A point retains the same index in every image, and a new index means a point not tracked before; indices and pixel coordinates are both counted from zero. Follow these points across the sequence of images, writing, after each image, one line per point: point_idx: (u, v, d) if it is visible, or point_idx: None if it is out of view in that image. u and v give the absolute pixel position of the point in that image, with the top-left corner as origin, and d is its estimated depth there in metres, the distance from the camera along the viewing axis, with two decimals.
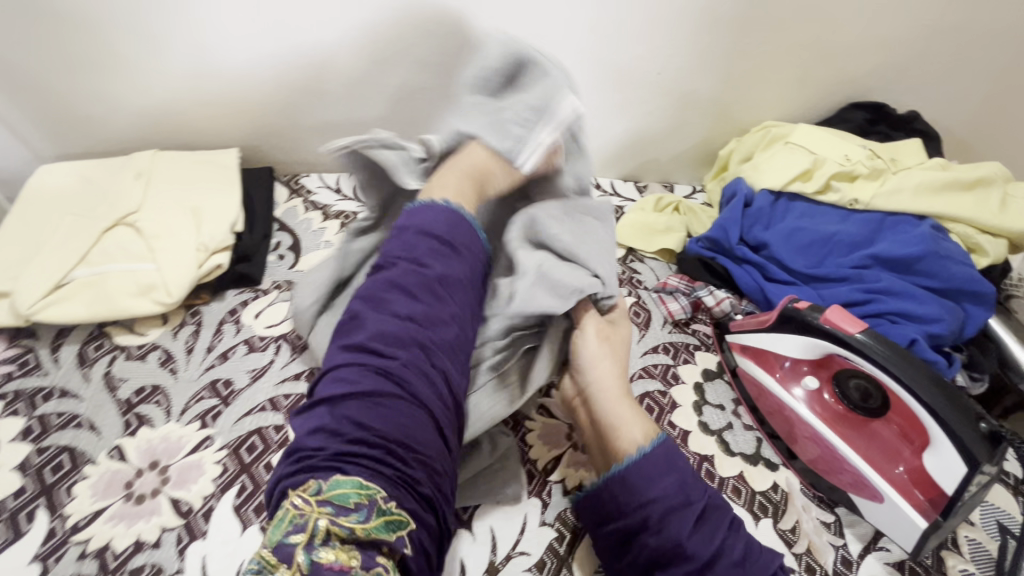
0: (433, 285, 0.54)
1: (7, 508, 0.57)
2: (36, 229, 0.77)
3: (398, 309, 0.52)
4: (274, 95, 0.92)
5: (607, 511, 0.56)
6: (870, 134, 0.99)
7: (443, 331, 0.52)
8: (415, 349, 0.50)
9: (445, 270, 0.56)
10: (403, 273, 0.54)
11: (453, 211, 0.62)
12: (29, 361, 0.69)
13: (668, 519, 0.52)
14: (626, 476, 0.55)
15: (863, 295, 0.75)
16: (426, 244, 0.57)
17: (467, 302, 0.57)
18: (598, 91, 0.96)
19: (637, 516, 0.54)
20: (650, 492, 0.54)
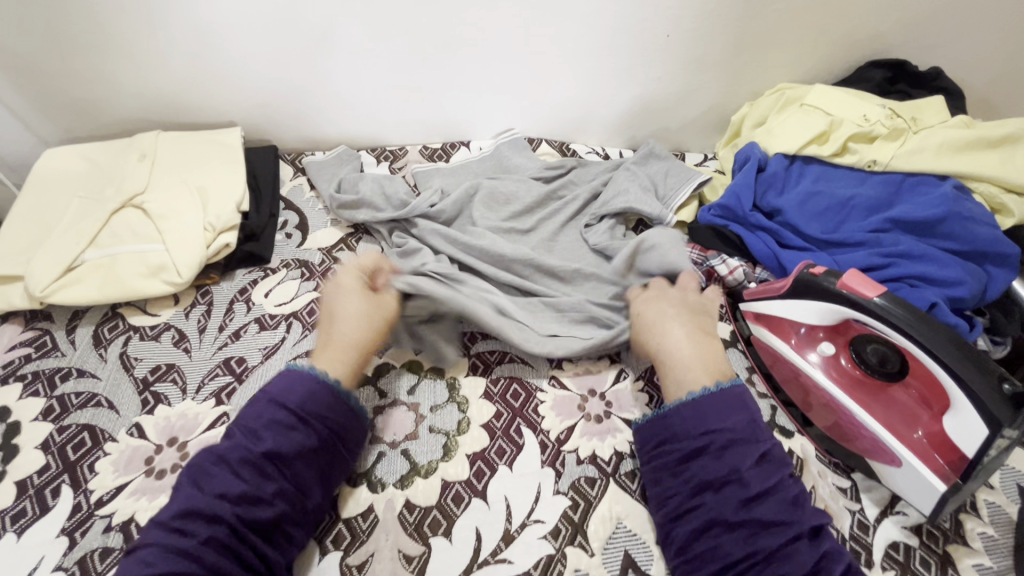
0: (264, 461, 0.52)
1: (32, 484, 0.58)
2: (42, 214, 0.77)
3: (218, 486, 0.50)
4: (273, 72, 0.90)
5: (670, 433, 0.57)
6: (890, 93, 0.95)
7: (263, 511, 0.50)
8: (224, 527, 0.48)
9: (279, 447, 0.53)
10: (232, 448, 0.52)
11: (313, 378, 0.58)
12: (46, 343, 0.70)
13: (734, 449, 0.53)
14: (701, 404, 0.56)
15: (882, 259, 0.73)
16: (269, 416, 0.55)
17: (308, 479, 0.54)
18: (603, 58, 0.93)
19: (700, 440, 0.55)
20: (722, 423, 0.55)
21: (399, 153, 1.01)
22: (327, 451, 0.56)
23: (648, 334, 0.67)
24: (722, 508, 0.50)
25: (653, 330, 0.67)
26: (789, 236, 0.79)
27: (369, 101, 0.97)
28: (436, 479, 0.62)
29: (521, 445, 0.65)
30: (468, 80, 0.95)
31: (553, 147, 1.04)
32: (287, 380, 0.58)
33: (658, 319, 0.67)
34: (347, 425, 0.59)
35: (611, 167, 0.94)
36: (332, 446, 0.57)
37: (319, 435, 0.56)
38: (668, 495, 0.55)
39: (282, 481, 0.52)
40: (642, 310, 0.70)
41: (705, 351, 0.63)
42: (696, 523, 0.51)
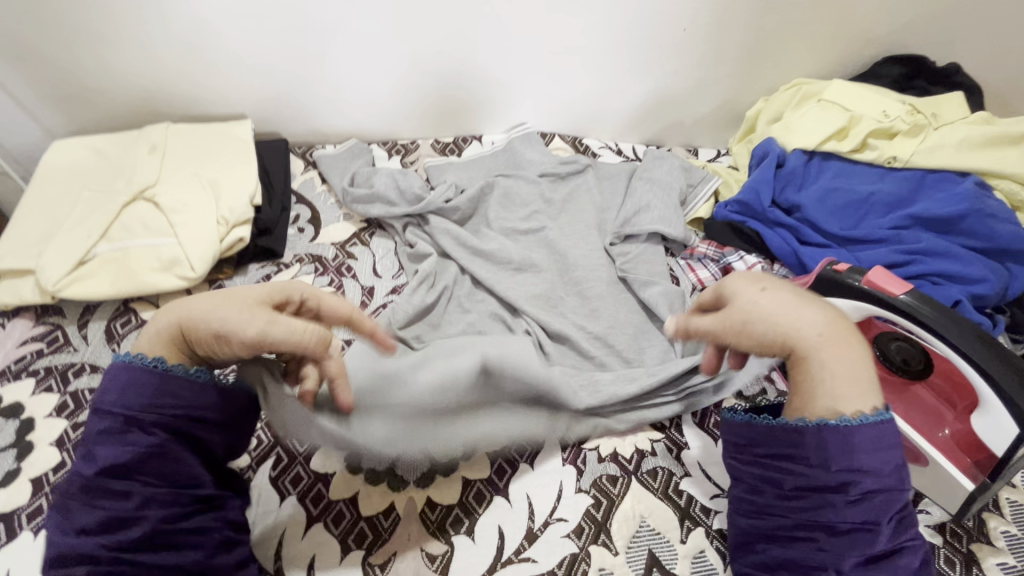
0: (109, 480, 0.44)
1: (48, 482, 0.57)
2: (51, 207, 0.76)
3: (74, 522, 0.43)
4: (283, 65, 0.88)
5: (798, 451, 0.45)
6: (907, 89, 0.94)
7: (134, 530, 0.43)
8: (93, 563, 0.42)
9: (118, 458, 0.44)
10: (74, 475, 0.44)
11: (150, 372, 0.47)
12: (58, 338, 0.69)
13: (876, 497, 0.42)
14: (852, 439, 0.43)
15: (903, 256, 0.72)
16: (98, 425, 0.45)
17: (184, 458, 0.47)
18: (620, 52, 0.92)
19: (837, 478, 0.43)
20: (871, 463, 0.43)
21: (410, 147, 0.99)
22: (185, 434, 0.47)
23: (768, 320, 0.48)
24: (840, 558, 0.42)
25: (790, 321, 0.47)
26: (808, 233, 0.78)
27: (380, 93, 0.95)
28: (457, 477, 0.61)
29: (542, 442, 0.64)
30: (481, 73, 0.94)
31: (566, 142, 1.03)
32: (111, 379, 0.47)
33: (790, 303, 0.48)
34: (208, 406, 0.48)
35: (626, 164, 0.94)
36: (189, 428, 0.47)
37: (169, 418, 0.46)
38: (768, 512, 0.46)
39: (143, 489, 0.44)
40: (766, 287, 0.50)
41: (854, 358, 0.46)
42: (795, 555, 0.44)
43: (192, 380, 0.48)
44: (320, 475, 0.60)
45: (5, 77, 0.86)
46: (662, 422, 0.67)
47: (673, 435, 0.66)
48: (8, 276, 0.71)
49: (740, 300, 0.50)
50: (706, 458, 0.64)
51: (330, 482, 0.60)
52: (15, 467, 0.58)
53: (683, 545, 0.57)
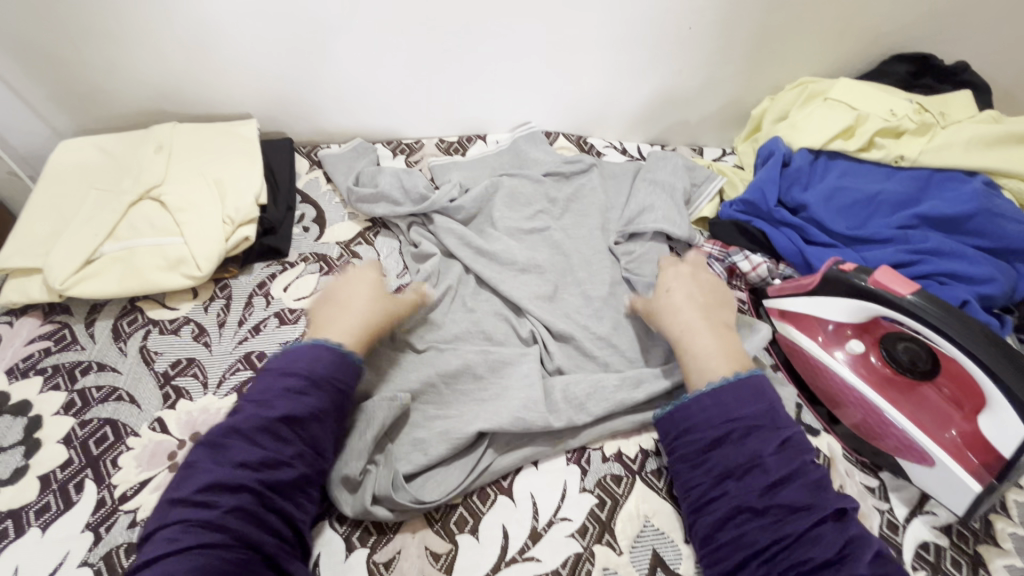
0: (282, 427, 0.52)
1: (56, 479, 0.58)
2: (58, 206, 0.76)
3: (237, 455, 0.50)
4: (289, 64, 0.89)
5: (689, 425, 0.56)
6: (914, 88, 0.94)
7: (286, 474, 0.51)
8: (249, 494, 0.48)
9: (297, 411, 0.53)
10: (247, 418, 0.52)
11: (320, 347, 0.57)
12: (65, 336, 0.69)
13: (752, 435, 0.52)
14: (719, 395, 0.55)
15: (910, 256, 0.72)
16: (283, 383, 0.54)
17: (323, 438, 0.55)
18: (625, 50, 0.92)
19: (720, 430, 0.54)
20: (739, 411, 0.54)
21: (415, 146, 1.00)
22: (338, 410, 0.57)
23: (663, 306, 0.67)
24: (745, 494, 0.50)
25: (677, 312, 0.65)
26: (814, 232, 0.77)
27: (385, 92, 0.95)
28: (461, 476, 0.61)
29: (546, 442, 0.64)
30: (486, 72, 0.94)
31: (571, 141, 1.03)
32: (297, 353, 0.57)
33: (684, 299, 0.66)
34: (350, 383, 0.58)
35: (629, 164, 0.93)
36: (341, 403, 0.57)
37: (327, 399, 0.55)
38: (692, 485, 0.54)
39: (300, 444, 0.53)
40: (672, 288, 0.68)
41: (720, 344, 0.61)
42: (721, 511, 0.51)
43: (348, 362, 0.58)
44: None
45: (12, 75, 0.87)
46: None
47: None
48: (16, 274, 0.72)
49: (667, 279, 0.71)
50: None
51: None
52: (22, 464, 0.59)
53: (688, 545, 0.57)
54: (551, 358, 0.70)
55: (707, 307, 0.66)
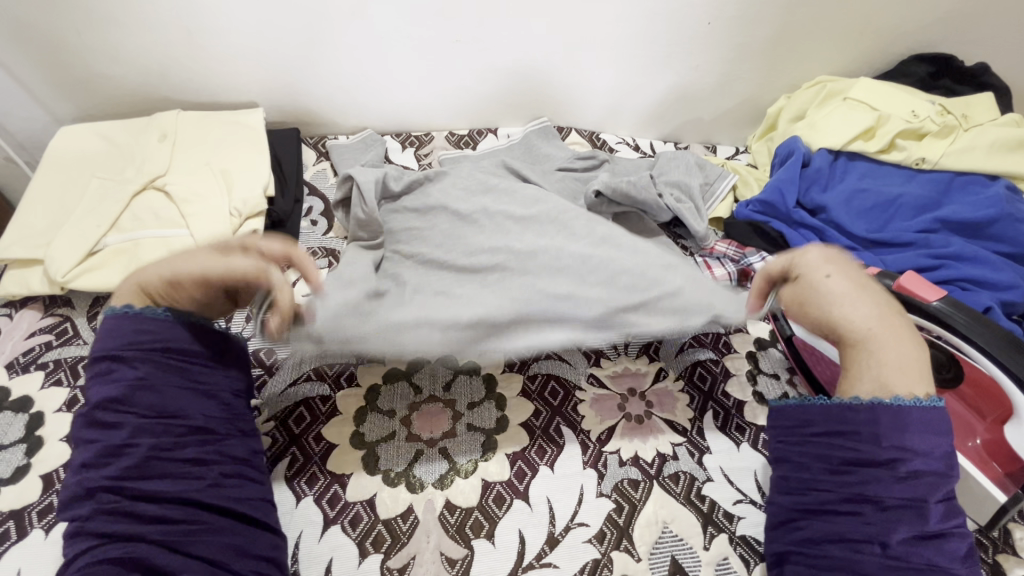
0: (102, 413, 0.48)
1: (59, 478, 0.56)
2: (59, 197, 0.74)
3: (78, 460, 0.47)
4: (300, 56, 0.87)
5: (849, 427, 0.46)
6: (933, 89, 0.92)
7: (127, 459, 0.46)
8: (104, 492, 0.45)
9: (108, 392, 0.48)
10: (78, 421, 0.49)
11: (132, 317, 0.51)
12: (67, 330, 0.67)
13: (925, 477, 0.43)
14: (902, 416, 0.44)
15: (932, 260, 0.71)
16: (93, 373, 0.50)
17: (169, 400, 0.50)
18: (641, 46, 0.90)
19: (888, 452, 0.44)
20: (920, 443, 0.44)
21: (424, 139, 0.97)
22: (173, 368, 0.51)
23: (823, 305, 0.51)
24: (887, 531, 0.42)
25: (854, 311, 0.49)
26: (833, 235, 0.76)
27: (397, 84, 0.93)
28: (476, 479, 0.60)
29: (561, 445, 0.63)
30: (499, 66, 0.92)
31: (583, 137, 1.01)
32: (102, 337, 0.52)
33: (850, 295, 0.50)
34: (177, 338, 0.52)
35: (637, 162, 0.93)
36: (179, 361, 0.51)
37: (143, 362, 0.50)
38: (817, 487, 0.46)
39: (134, 419, 0.48)
40: (831, 274, 0.51)
41: (910, 351, 0.48)
42: (843, 528, 0.44)
43: (155, 318, 0.51)
44: (337, 476, 0.60)
45: (13, 59, 0.84)
46: (683, 426, 0.66)
47: (694, 439, 0.65)
48: (16, 265, 0.69)
49: (807, 279, 0.52)
50: (729, 463, 0.63)
51: (347, 483, 0.59)
52: (24, 463, 0.57)
53: (707, 552, 0.56)
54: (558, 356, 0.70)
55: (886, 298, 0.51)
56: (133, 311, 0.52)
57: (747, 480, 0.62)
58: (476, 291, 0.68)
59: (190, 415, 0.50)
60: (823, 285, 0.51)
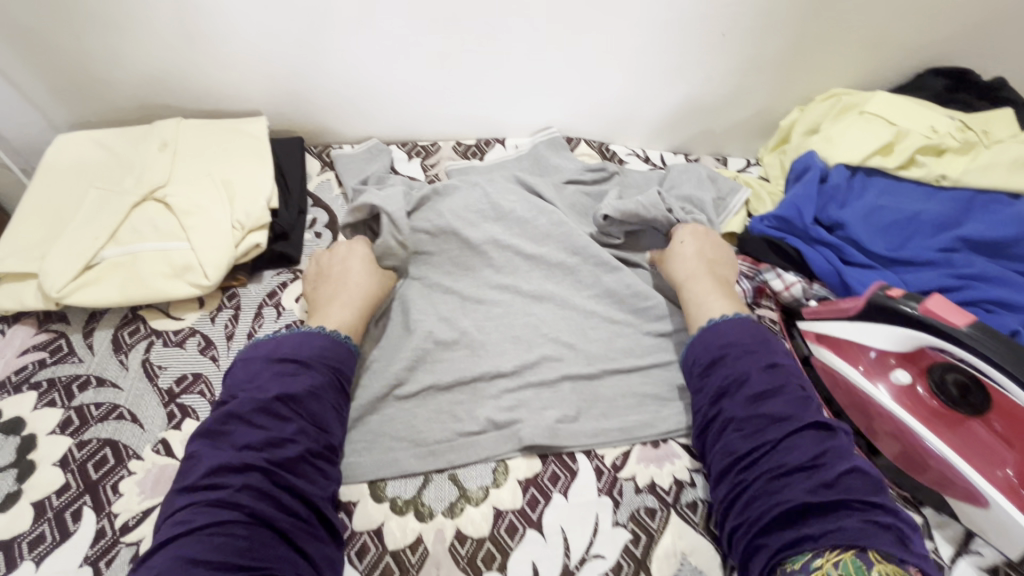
0: (275, 405, 0.53)
1: (51, 506, 0.53)
2: (54, 208, 0.72)
3: (237, 440, 0.50)
4: (304, 62, 0.84)
5: (694, 356, 0.62)
6: (949, 103, 0.91)
7: (290, 450, 0.51)
8: (257, 471, 0.49)
9: (290, 389, 0.54)
10: (241, 402, 0.53)
11: (324, 335, 0.60)
12: (62, 347, 0.65)
13: (745, 358, 0.59)
14: (712, 329, 0.62)
15: (955, 281, 0.69)
16: (274, 368, 0.55)
17: (323, 415, 0.55)
18: (653, 57, 0.88)
19: (713, 354, 0.60)
20: (724, 339, 0.61)
21: (431, 149, 0.95)
22: (334, 388, 0.58)
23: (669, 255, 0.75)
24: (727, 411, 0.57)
25: (681, 262, 0.73)
26: (852, 253, 0.74)
27: (402, 92, 0.91)
28: (488, 507, 0.58)
29: (575, 471, 0.61)
30: (508, 75, 0.90)
31: (592, 148, 0.99)
32: (272, 340, 0.58)
33: (688, 254, 0.73)
34: (348, 364, 0.61)
35: (647, 175, 0.91)
36: (337, 384, 0.59)
37: (321, 375, 0.57)
38: (695, 405, 0.61)
39: (300, 421, 0.53)
40: (687, 240, 0.75)
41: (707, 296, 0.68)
42: (717, 423, 0.57)
43: (347, 348, 0.61)
44: (343, 504, 0.57)
45: (9, 65, 0.81)
46: None
47: None
48: (9, 279, 0.67)
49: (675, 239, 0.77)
50: None
51: (354, 512, 0.57)
52: (14, 489, 0.54)
53: None
54: (570, 377, 0.67)
55: (711, 264, 0.72)
56: (328, 334, 0.61)
57: None
58: (480, 322, 0.72)
59: (333, 434, 0.56)
60: (677, 243, 0.75)
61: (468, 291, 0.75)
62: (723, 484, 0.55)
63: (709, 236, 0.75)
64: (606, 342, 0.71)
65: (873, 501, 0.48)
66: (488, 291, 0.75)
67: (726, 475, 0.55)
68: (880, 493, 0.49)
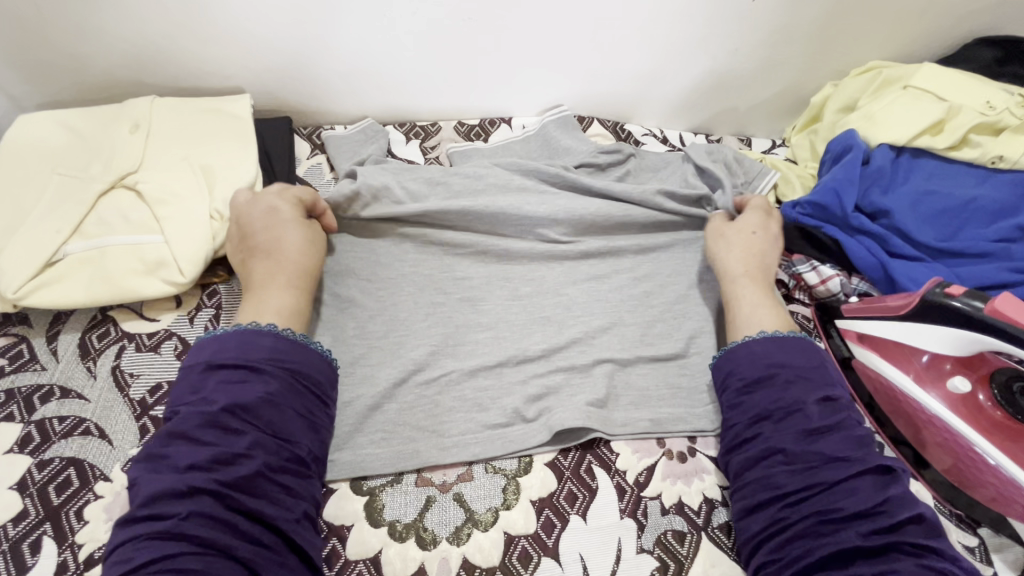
0: (224, 417, 0.47)
1: (7, 537, 0.48)
2: (11, 197, 0.64)
3: (181, 461, 0.44)
4: (289, 35, 0.76)
5: (733, 365, 0.56)
6: (999, 77, 0.83)
7: (243, 468, 0.45)
8: (208, 496, 0.43)
9: (240, 398, 0.47)
10: (184, 418, 0.47)
11: (271, 332, 0.52)
12: (22, 354, 0.59)
13: (798, 383, 0.53)
14: (763, 340, 0.56)
15: (1015, 275, 0.62)
16: (217, 377, 0.49)
17: (285, 424, 0.49)
18: (676, 26, 0.80)
19: (765, 371, 0.54)
20: (780, 356, 0.55)
21: (431, 130, 0.88)
22: (296, 393, 0.51)
23: (719, 248, 0.68)
24: (781, 440, 0.50)
25: (732, 257, 0.66)
26: (898, 244, 0.67)
27: (399, 68, 0.83)
28: (497, 532, 0.52)
29: (595, 489, 0.55)
30: (515, 48, 0.82)
31: (606, 127, 0.91)
32: (213, 342, 0.51)
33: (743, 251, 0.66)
34: (312, 363, 0.53)
35: (664, 157, 0.84)
36: (300, 387, 0.51)
37: (278, 379, 0.50)
38: (729, 425, 0.55)
39: (256, 433, 0.47)
40: (752, 233, 0.67)
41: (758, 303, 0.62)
42: (755, 450, 0.51)
43: (308, 347, 0.54)
44: (335, 528, 0.51)
45: None
46: None
47: None
48: None
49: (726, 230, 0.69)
50: None
51: (347, 537, 0.51)
52: None
53: None
54: (588, 383, 0.61)
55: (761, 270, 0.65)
56: (275, 330, 0.53)
57: None
58: (486, 319, 0.65)
59: (301, 444, 0.49)
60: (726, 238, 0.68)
61: (473, 287, 0.68)
62: (756, 518, 0.49)
63: (765, 234, 0.67)
64: (626, 344, 0.64)
65: (933, 548, 0.43)
66: (495, 287, 0.68)
67: (761, 509, 0.49)
68: (939, 539, 0.45)
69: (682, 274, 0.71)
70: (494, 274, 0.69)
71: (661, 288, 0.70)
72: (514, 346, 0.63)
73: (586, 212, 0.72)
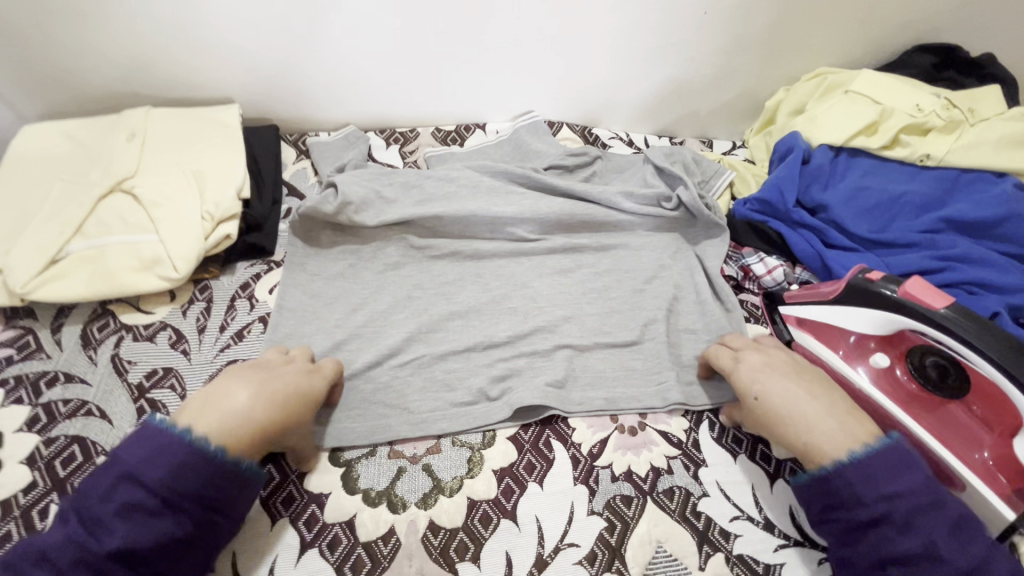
0: (107, 560, 0.42)
1: (18, 504, 0.53)
2: (17, 202, 0.70)
3: None
4: (275, 50, 0.82)
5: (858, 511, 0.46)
6: (936, 81, 0.89)
7: None
8: None
9: (129, 542, 0.42)
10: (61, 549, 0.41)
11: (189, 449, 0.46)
12: (30, 343, 0.64)
13: (918, 515, 0.45)
14: (867, 465, 0.48)
15: (937, 262, 0.68)
16: (122, 495, 0.43)
17: (171, 566, 0.44)
18: (635, 36, 0.86)
19: (878, 506, 0.46)
20: (897, 485, 0.46)
21: (410, 135, 0.93)
22: (204, 537, 0.46)
23: (775, 417, 0.55)
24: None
25: (798, 411, 0.54)
26: (835, 236, 0.73)
27: (378, 78, 0.88)
28: (461, 497, 0.57)
29: (551, 460, 0.61)
30: (486, 58, 0.87)
31: (574, 132, 0.97)
32: (141, 439, 0.46)
33: (794, 392, 0.55)
34: (225, 497, 0.47)
35: (627, 160, 0.90)
36: (208, 528, 0.46)
37: (182, 518, 0.44)
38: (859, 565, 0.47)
39: None
40: (757, 394, 0.57)
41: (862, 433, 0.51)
42: None
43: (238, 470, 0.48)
44: (315, 496, 0.57)
45: None
46: (679, 438, 0.63)
47: (690, 452, 0.62)
48: None
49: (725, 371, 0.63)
50: (725, 476, 0.61)
51: (325, 504, 0.56)
52: None
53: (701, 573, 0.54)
54: (548, 366, 0.67)
55: (821, 387, 0.56)
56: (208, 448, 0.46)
57: (743, 495, 0.59)
58: (457, 308, 0.71)
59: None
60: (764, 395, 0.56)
61: (445, 280, 0.74)
62: None
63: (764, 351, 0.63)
64: (584, 330, 0.70)
65: None
66: (466, 280, 0.74)
67: None
68: None
69: (639, 266, 0.77)
70: (466, 268, 0.75)
71: (619, 279, 0.76)
72: (483, 333, 0.69)
73: (549, 210, 0.78)
